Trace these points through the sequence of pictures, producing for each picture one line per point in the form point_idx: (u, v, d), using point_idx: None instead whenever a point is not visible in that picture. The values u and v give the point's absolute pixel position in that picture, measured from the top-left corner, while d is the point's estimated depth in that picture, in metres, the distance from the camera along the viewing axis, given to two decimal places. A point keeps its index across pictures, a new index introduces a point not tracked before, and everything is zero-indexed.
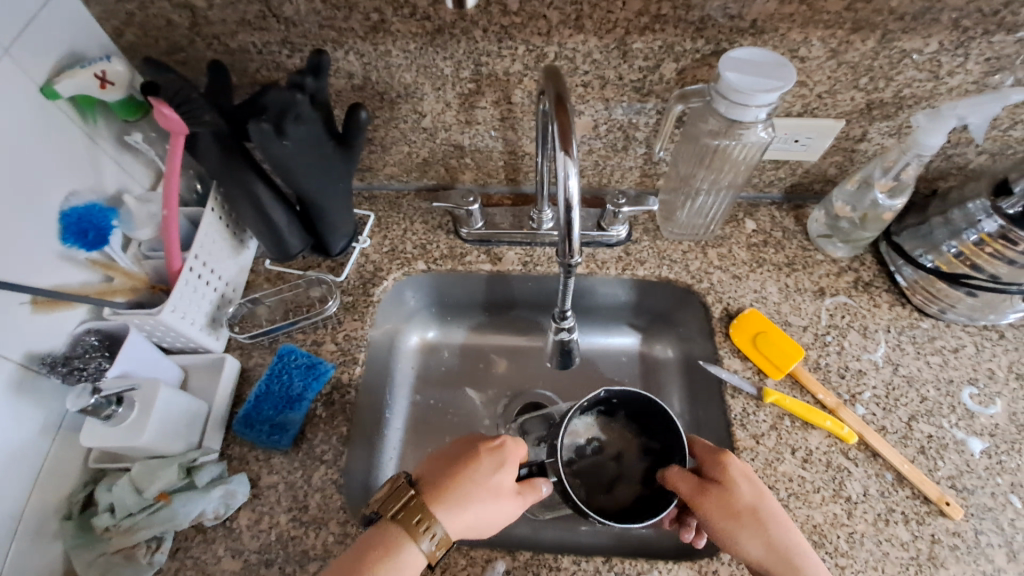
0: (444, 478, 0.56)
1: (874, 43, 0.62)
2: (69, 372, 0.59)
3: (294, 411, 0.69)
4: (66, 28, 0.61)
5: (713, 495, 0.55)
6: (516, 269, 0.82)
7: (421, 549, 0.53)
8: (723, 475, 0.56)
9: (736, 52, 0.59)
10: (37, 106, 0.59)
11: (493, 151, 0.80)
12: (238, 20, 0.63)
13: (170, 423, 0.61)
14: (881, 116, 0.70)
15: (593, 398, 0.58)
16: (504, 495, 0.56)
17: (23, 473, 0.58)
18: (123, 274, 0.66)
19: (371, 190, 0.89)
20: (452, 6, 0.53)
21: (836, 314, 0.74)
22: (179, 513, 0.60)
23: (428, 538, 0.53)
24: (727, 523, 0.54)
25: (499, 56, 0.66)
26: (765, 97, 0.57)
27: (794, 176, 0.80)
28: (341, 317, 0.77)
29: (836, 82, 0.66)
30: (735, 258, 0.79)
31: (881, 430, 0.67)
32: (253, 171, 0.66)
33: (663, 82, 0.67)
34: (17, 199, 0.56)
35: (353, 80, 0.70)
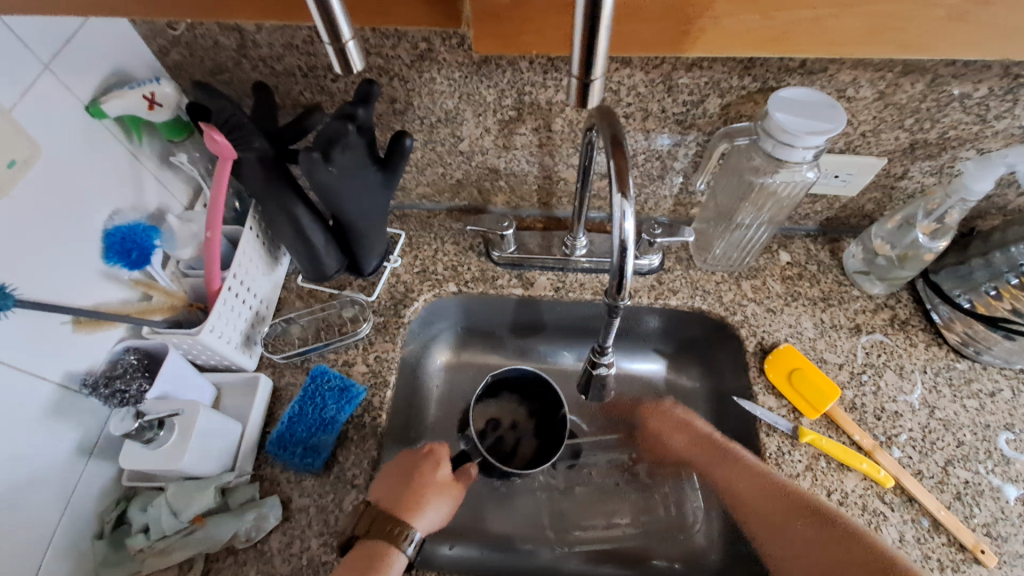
0: (403, 493, 0.64)
1: (923, 86, 0.61)
2: (111, 396, 0.59)
3: (327, 433, 0.69)
4: (114, 48, 0.62)
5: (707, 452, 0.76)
6: (547, 295, 0.82)
7: (404, 554, 0.60)
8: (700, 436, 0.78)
9: (785, 92, 0.58)
10: (84, 126, 0.59)
11: (528, 175, 0.80)
12: (285, 44, 0.64)
13: (206, 447, 0.61)
14: (923, 156, 0.69)
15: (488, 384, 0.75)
16: (446, 489, 0.67)
17: (59, 493, 0.58)
18: (162, 293, 0.66)
19: (403, 208, 0.89)
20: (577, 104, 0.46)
21: (872, 352, 0.74)
22: (214, 536, 0.61)
23: (406, 542, 0.60)
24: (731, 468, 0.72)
25: (543, 86, 0.66)
26: (813, 139, 0.56)
27: (831, 210, 0.80)
28: (373, 338, 0.77)
29: (881, 122, 0.65)
30: (769, 291, 0.79)
31: (917, 474, 0.66)
32: (295, 194, 0.66)
33: (706, 116, 0.67)
34: (63, 219, 0.57)
35: (395, 104, 0.70)
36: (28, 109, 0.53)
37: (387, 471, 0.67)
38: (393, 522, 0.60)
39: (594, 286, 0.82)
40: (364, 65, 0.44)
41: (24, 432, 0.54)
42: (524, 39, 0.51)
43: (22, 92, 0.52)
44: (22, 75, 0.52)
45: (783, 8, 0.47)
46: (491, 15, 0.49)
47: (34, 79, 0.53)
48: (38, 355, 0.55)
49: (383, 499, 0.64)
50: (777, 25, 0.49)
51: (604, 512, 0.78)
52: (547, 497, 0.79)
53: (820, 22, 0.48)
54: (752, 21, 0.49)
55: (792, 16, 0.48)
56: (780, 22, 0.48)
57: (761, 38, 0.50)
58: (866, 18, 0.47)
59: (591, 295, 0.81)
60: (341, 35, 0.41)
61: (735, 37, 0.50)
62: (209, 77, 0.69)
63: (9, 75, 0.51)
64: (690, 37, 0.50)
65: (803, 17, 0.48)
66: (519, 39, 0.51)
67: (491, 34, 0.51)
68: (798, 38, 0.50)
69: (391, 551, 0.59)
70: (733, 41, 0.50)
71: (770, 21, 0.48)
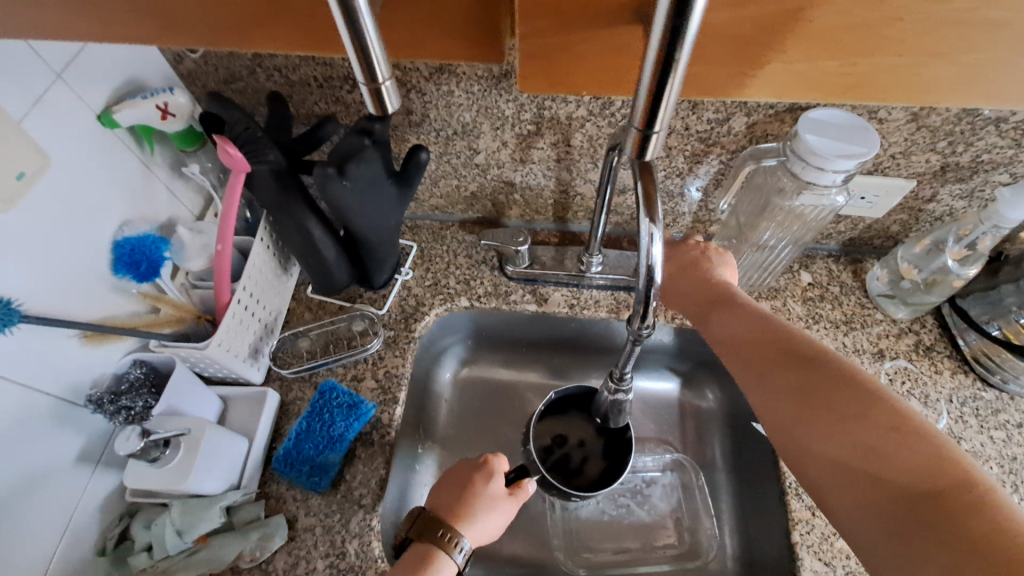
0: (454, 502, 0.59)
1: (958, 109, 0.59)
2: (116, 412, 0.58)
3: (334, 451, 0.67)
4: (127, 57, 0.60)
5: (719, 313, 0.61)
6: (561, 311, 0.80)
7: (453, 562, 0.55)
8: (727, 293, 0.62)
9: (815, 113, 0.57)
10: (95, 135, 0.57)
11: (545, 189, 0.78)
12: (301, 54, 0.62)
13: (213, 464, 0.60)
14: (954, 179, 0.67)
15: (547, 400, 0.72)
16: (499, 503, 0.60)
17: (60, 511, 0.57)
18: (170, 305, 0.65)
19: (415, 219, 0.87)
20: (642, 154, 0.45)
21: (895, 379, 0.72)
22: (218, 557, 0.60)
23: (456, 550, 0.55)
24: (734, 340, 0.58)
25: (564, 101, 0.64)
26: (844, 163, 0.54)
27: (855, 231, 0.78)
28: (382, 353, 0.76)
29: (912, 144, 0.63)
30: (790, 312, 0.77)
31: None
32: (308, 207, 0.65)
33: (731, 134, 0.65)
34: (72, 231, 0.55)
35: (411, 116, 0.69)
36: (38, 118, 0.51)
37: (443, 478, 0.63)
38: (443, 527, 0.56)
39: (609, 303, 0.80)
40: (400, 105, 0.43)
41: (26, 450, 0.53)
42: (576, 79, 0.50)
43: (32, 101, 0.51)
44: (32, 84, 0.51)
45: (865, 56, 0.45)
46: (541, 56, 0.47)
47: (45, 88, 0.52)
48: (42, 371, 0.54)
49: (437, 506, 0.60)
50: (860, 72, 0.47)
51: (616, 536, 0.76)
52: (557, 519, 0.77)
53: (904, 70, 0.46)
54: (831, 66, 0.47)
55: (876, 63, 0.46)
56: (862, 69, 0.46)
57: (840, 84, 0.48)
58: (925, 66, 0.46)
59: (607, 313, 0.79)
60: (379, 76, 0.40)
61: (811, 82, 0.48)
62: (223, 85, 0.68)
63: (19, 84, 0.50)
64: (758, 81, 0.48)
65: (867, 64, 0.46)
66: (570, 79, 0.50)
67: (543, 73, 0.49)
68: (881, 86, 0.48)
69: (438, 561, 0.55)
70: (806, 85, 0.48)
71: (848, 68, 0.47)
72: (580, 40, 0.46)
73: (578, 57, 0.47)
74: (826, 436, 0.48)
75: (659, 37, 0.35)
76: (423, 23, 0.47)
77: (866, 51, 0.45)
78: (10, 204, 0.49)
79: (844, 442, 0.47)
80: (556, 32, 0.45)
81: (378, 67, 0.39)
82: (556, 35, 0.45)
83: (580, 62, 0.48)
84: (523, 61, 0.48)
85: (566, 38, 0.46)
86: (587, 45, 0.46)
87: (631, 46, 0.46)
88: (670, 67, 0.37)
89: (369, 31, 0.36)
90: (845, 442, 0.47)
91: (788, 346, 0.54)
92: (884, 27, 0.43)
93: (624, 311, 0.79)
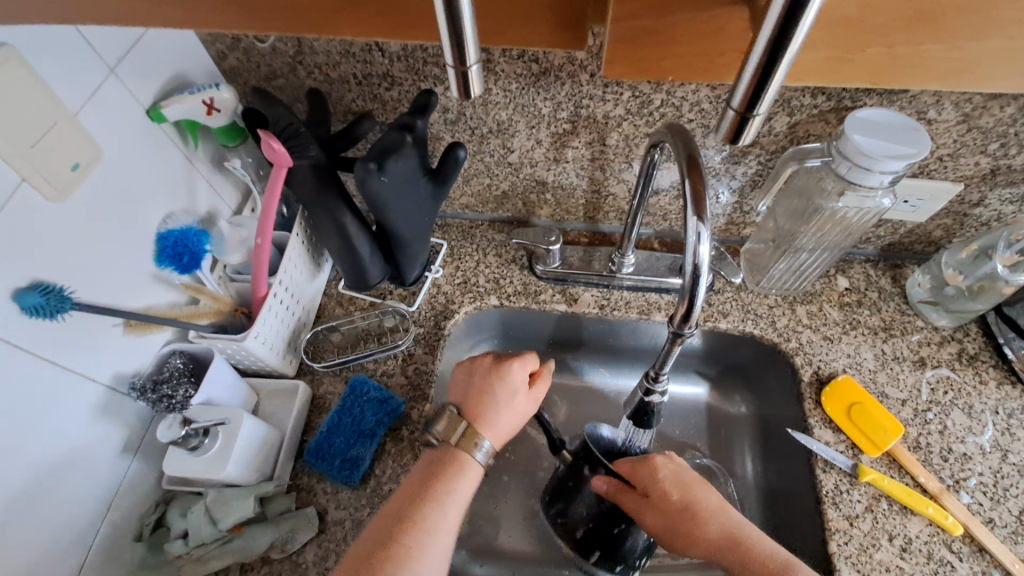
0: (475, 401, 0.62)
1: (1014, 109, 0.57)
2: (157, 401, 0.59)
3: (365, 446, 0.68)
4: (174, 53, 0.62)
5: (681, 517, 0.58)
6: (591, 312, 0.79)
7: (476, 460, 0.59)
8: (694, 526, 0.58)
9: (861, 112, 0.56)
10: (144, 129, 0.59)
11: (577, 188, 0.78)
12: (342, 51, 0.63)
13: (248, 455, 0.61)
14: (1005, 182, 0.65)
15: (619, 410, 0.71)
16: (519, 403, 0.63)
17: (100, 494, 0.58)
18: (209, 297, 0.66)
19: (445, 217, 0.88)
20: (725, 141, 0.41)
21: (938, 388, 0.70)
22: (252, 545, 0.61)
23: (479, 450, 0.59)
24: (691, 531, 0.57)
25: (602, 100, 0.64)
26: (893, 164, 0.53)
27: (895, 235, 0.76)
28: (412, 350, 0.76)
29: (962, 146, 0.62)
30: (827, 318, 0.75)
31: (988, 522, 0.62)
32: (343, 201, 0.65)
33: (772, 134, 0.64)
34: (119, 223, 0.57)
35: (447, 114, 0.69)
36: (92, 112, 0.53)
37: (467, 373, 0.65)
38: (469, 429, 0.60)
39: (640, 305, 0.79)
40: (482, 89, 0.42)
41: (70, 433, 0.54)
42: (663, 65, 0.47)
43: (87, 97, 0.52)
44: (87, 78, 0.52)
45: (973, 39, 0.43)
46: (629, 40, 0.45)
47: (99, 83, 0.53)
48: (87, 358, 0.55)
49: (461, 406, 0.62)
50: (965, 56, 0.44)
51: None
52: None
53: (1012, 53, 0.44)
54: (935, 50, 0.44)
55: (981, 47, 0.43)
56: (968, 53, 0.44)
57: (942, 70, 0.46)
58: (1002, 59, 0.44)
59: (638, 314, 0.78)
60: (466, 59, 0.38)
61: (912, 67, 0.46)
62: (264, 82, 0.70)
63: (76, 79, 0.51)
64: (855, 65, 0.46)
65: (936, 53, 0.44)
66: (655, 66, 0.47)
67: (627, 59, 0.47)
68: (985, 69, 0.45)
69: (465, 461, 0.58)
70: (908, 69, 0.46)
71: (954, 52, 0.44)
72: (672, 23, 0.44)
73: (670, 39, 0.45)
74: None
75: (765, 44, 0.33)
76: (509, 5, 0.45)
77: (968, 34, 0.42)
78: (64, 194, 0.50)
79: None
80: (648, 15, 0.43)
81: (468, 49, 0.37)
82: (649, 17, 0.43)
83: (669, 46, 0.46)
84: (612, 45, 0.46)
85: (657, 20, 0.44)
86: (680, 28, 0.44)
87: (726, 30, 0.44)
88: (782, 52, 0.33)
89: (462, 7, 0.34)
90: None
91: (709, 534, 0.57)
92: (998, 9, 0.40)
93: (655, 313, 0.78)
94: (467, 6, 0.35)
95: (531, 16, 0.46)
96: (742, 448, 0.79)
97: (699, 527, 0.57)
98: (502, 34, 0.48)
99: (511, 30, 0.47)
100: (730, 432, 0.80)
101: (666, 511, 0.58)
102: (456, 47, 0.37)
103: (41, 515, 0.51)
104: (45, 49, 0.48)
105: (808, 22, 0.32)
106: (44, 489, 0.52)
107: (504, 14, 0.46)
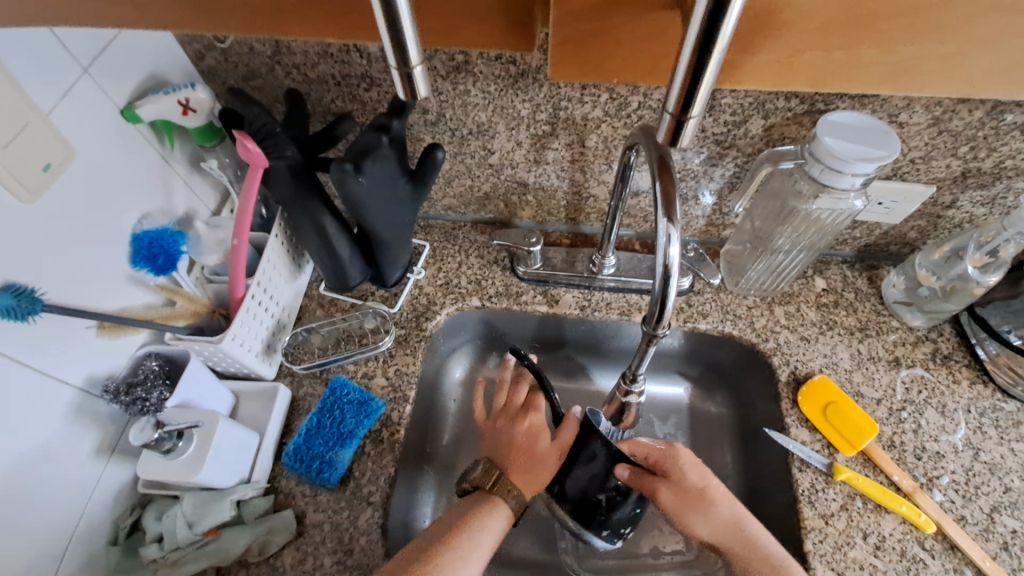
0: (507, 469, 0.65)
1: (981, 113, 0.58)
2: (131, 403, 0.58)
3: (343, 448, 0.67)
4: (150, 53, 0.62)
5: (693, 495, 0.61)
6: (572, 313, 0.79)
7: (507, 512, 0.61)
8: (707, 496, 0.61)
9: (834, 116, 0.57)
10: (118, 130, 0.58)
11: (557, 190, 0.78)
12: (320, 52, 0.63)
13: (224, 458, 0.61)
14: (976, 185, 0.66)
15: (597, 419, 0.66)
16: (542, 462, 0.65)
17: (74, 499, 0.57)
18: (185, 299, 0.66)
19: (427, 219, 0.88)
20: (666, 143, 0.41)
21: (912, 387, 0.71)
22: (227, 548, 0.60)
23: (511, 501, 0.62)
24: (700, 504, 0.61)
25: (580, 102, 0.64)
26: (864, 166, 0.54)
27: (871, 237, 0.77)
28: (393, 351, 0.76)
29: (932, 149, 0.63)
30: (804, 318, 0.76)
31: (960, 520, 0.63)
32: (322, 203, 0.65)
33: (747, 137, 0.65)
34: (92, 223, 0.56)
35: (427, 115, 0.69)
36: (65, 111, 0.52)
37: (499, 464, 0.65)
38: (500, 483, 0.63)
39: (621, 305, 0.79)
40: (430, 91, 0.41)
41: (42, 436, 0.53)
42: (608, 66, 0.48)
43: (59, 96, 0.52)
44: (60, 77, 0.52)
45: (907, 43, 0.43)
46: (574, 41, 0.46)
47: (72, 83, 0.53)
48: (60, 360, 0.54)
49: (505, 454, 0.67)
50: (901, 59, 0.45)
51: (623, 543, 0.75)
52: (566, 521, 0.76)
53: (945, 58, 0.44)
54: (870, 54, 0.45)
55: (917, 51, 0.44)
56: (903, 57, 0.45)
57: (879, 74, 0.46)
58: (941, 62, 0.45)
59: (618, 315, 0.79)
60: (409, 60, 0.38)
61: (853, 71, 0.46)
62: (244, 83, 0.69)
63: (48, 77, 0.51)
64: (795, 69, 0.46)
65: (874, 57, 0.45)
66: (602, 66, 0.48)
67: (575, 60, 0.47)
68: (923, 74, 0.46)
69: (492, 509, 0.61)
70: (850, 75, 0.47)
71: (888, 56, 0.45)
72: (613, 24, 0.44)
73: (613, 41, 0.46)
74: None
75: (691, 49, 0.34)
76: (451, 8, 0.46)
77: (907, 38, 0.43)
78: (36, 195, 0.50)
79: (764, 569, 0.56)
80: (591, 17, 0.44)
81: (410, 49, 0.37)
82: (591, 19, 0.44)
83: (614, 48, 0.46)
84: (556, 48, 0.46)
85: (600, 22, 0.44)
86: (621, 32, 0.45)
87: (666, 32, 0.45)
88: (709, 53, 0.34)
89: (400, 9, 0.34)
90: None
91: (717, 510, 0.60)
92: (930, 14, 0.41)
93: (635, 314, 0.78)
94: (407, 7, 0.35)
95: (471, 19, 0.46)
96: (723, 448, 0.79)
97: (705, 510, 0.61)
98: (450, 34, 0.48)
99: (452, 30, 0.47)
100: (711, 432, 0.81)
101: (683, 490, 0.61)
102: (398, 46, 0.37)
103: (15, 521, 0.51)
104: (15, 48, 0.48)
105: (732, 23, 0.32)
106: (14, 493, 0.51)
107: (449, 14, 0.46)
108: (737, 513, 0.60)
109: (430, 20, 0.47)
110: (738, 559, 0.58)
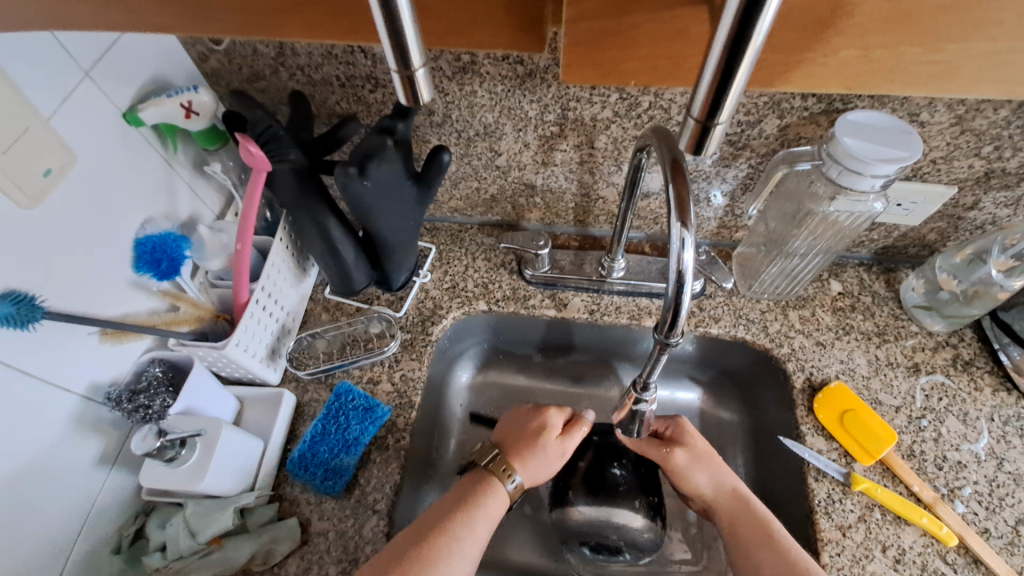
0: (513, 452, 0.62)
1: (1007, 111, 0.56)
2: (134, 411, 0.58)
3: (349, 454, 0.66)
4: (152, 55, 0.61)
5: (701, 464, 0.63)
6: (581, 317, 0.78)
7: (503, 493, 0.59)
8: (709, 465, 0.63)
9: (853, 115, 0.55)
10: (121, 134, 0.58)
11: (566, 192, 0.77)
12: (324, 53, 0.62)
13: (228, 466, 0.60)
14: (999, 185, 0.64)
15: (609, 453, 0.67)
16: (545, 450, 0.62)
17: (76, 507, 0.56)
18: (190, 303, 0.64)
19: (433, 221, 0.87)
20: (688, 154, 0.40)
21: (932, 395, 0.68)
22: (230, 558, 0.59)
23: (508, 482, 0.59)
24: (706, 474, 0.62)
25: (589, 102, 0.63)
26: (885, 167, 0.52)
27: (889, 239, 0.75)
28: (399, 356, 0.74)
29: (954, 148, 0.60)
30: (819, 323, 0.74)
31: (983, 532, 0.60)
32: (327, 206, 0.64)
33: (762, 137, 0.63)
34: (95, 229, 0.55)
35: (433, 116, 0.68)
36: (66, 116, 0.52)
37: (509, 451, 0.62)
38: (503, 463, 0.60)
39: (631, 310, 0.78)
40: (433, 96, 0.40)
41: (44, 445, 0.53)
42: (626, 68, 0.46)
43: (60, 100, 0.51)
44: (61, 80, 0.51)
45: (953, 41, 0.41)
46: (588, 42, 0.44)
47: (73, 87, 0.52)
48: (61, 368, 0.54)
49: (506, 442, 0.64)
50: (947, 59, 0.43)
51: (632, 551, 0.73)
52: None
53: (996, 57, 0.42)
54: (913, 53, 0.43)
55: (963, 50, 0.42)
56: (948, 56, 0.43)
57: (921, 75, 0.44)
58: (988, 62, 0.43)
59: (628, 319, 0.77)
60: (412, 63, 0.36)
61: (890, 72, 0.44)
62: (247, 85, 0.68)
63: (48, 81, 0.50)
64: (829, 70, 0.44)
65: (915, 57, 0.43)
66: (618, 69, 0.46)
67: (588, 63, 0.46)
68: (971, 73, 0.44)
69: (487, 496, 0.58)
70: (885, 76, 0.45)
71: (934, 55, 0.43)
72: (633, 22, 0.43)
73: (631, 42, 0.44)
74: (755, 549, 0.55)
75: (719, 52, 0.32)
76: (465, 8, 0.44)
77: (953, 36, 0.41)
78: (35, 200, 0.49)
79: (758, 539, 0.56)
80: (609, 15, 0.42)
81: (412, 53, 0.36)
82: (607, 17, 0.42)
83: (630, 48, 0.45)
84: (569, 47, 0.45)
85: (617, 21, 0.43)
86: (641, 29, 0.43)
87: (689, 30, 0.43)
88: (739, 56, 0.32)
89: (402, 10, 0.33)
90: (772, 558, 0.54)
91: (722, 480, 0.62)
92: (975, 8, 0.39)
93: (646, 318, 0.77)
94: (409, 10, 0.33)
95: (486, 16, 0.45)
96: (734, 456, 0.77)
97: (717, 478, 0.62)
98: (455, 34, 0.46)
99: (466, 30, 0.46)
100: (723, 439, 0.79)
101: (696, 457, 0.63)
102: (400, 49, 0.36)
103: (16, 529, 0.50)
104: (15, 51, 0.47)
105: (766, 22, 0.31)
106: (16, 502, 0.50)
107: (455, 14, 0.45)
108: (740, 486, 0.61)
109: (433, 20, 0.45)
110: (730, 528, 0.58)
